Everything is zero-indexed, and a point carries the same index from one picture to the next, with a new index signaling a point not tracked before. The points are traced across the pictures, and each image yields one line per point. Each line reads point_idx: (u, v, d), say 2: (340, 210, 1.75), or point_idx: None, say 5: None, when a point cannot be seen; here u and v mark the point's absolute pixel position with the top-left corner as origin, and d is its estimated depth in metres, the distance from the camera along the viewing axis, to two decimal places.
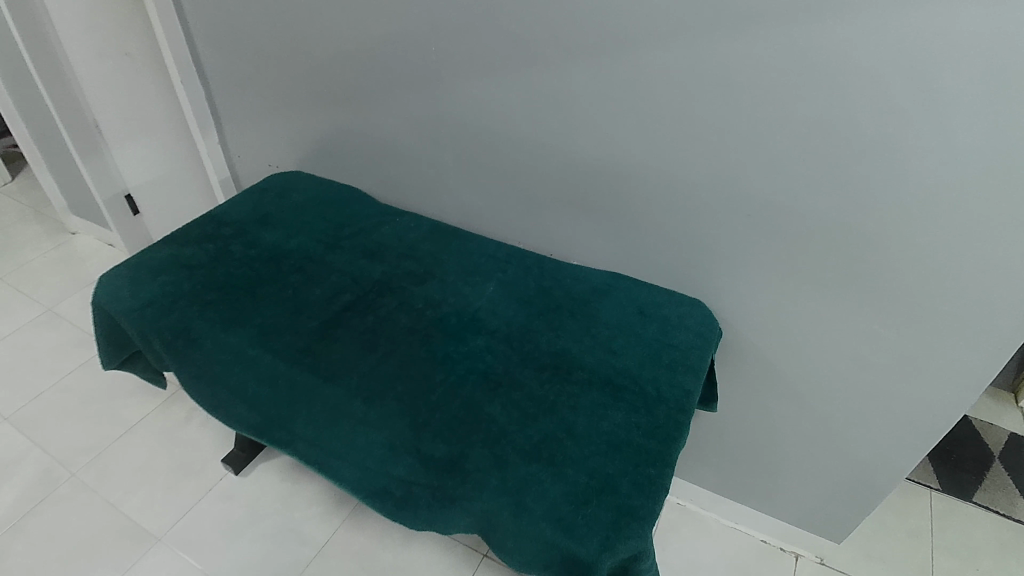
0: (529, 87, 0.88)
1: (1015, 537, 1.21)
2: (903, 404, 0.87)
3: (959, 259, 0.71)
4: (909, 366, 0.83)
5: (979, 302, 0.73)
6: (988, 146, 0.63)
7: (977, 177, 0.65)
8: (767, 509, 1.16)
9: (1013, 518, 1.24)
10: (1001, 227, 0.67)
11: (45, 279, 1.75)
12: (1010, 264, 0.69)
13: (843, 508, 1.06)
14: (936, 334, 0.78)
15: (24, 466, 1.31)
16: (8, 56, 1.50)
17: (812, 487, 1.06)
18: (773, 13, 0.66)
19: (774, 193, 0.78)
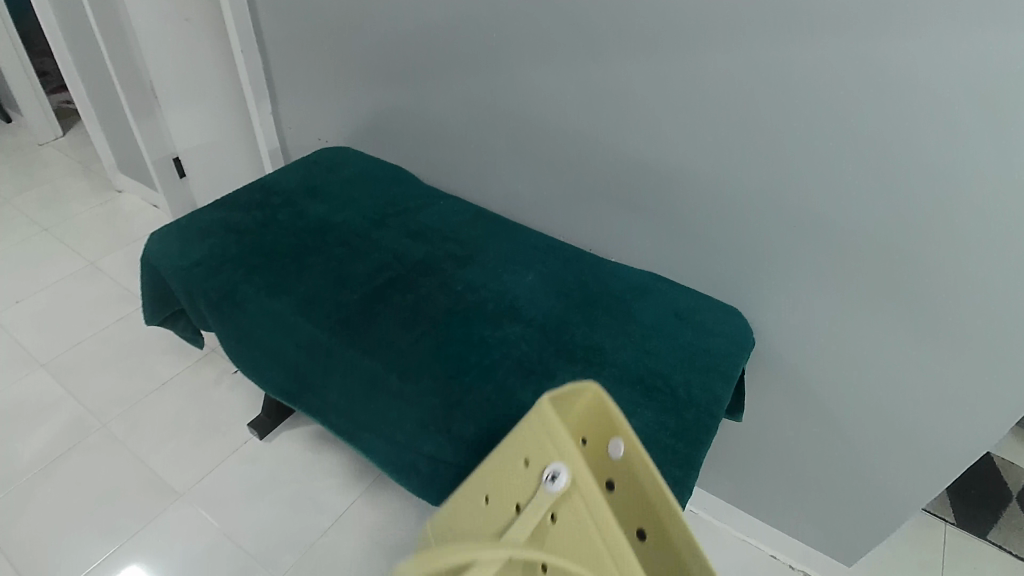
0: (585, 80, 0.89)
1: None
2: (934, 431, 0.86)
3: (1009, 290, 0.70)
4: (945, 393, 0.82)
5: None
6: None
7: None
8: (782, 525, 1.16)
9: None
10: None
11: (89, 233, 1.80)
12: None
13: (860, 532, 1.05)
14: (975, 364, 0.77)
15: (58, 413, 1.35)
16: (73, 11, 1.53)
17: (831, 507, 1.06)
18: (841, 23, 0.66)
19: (824, 206, 0.77)
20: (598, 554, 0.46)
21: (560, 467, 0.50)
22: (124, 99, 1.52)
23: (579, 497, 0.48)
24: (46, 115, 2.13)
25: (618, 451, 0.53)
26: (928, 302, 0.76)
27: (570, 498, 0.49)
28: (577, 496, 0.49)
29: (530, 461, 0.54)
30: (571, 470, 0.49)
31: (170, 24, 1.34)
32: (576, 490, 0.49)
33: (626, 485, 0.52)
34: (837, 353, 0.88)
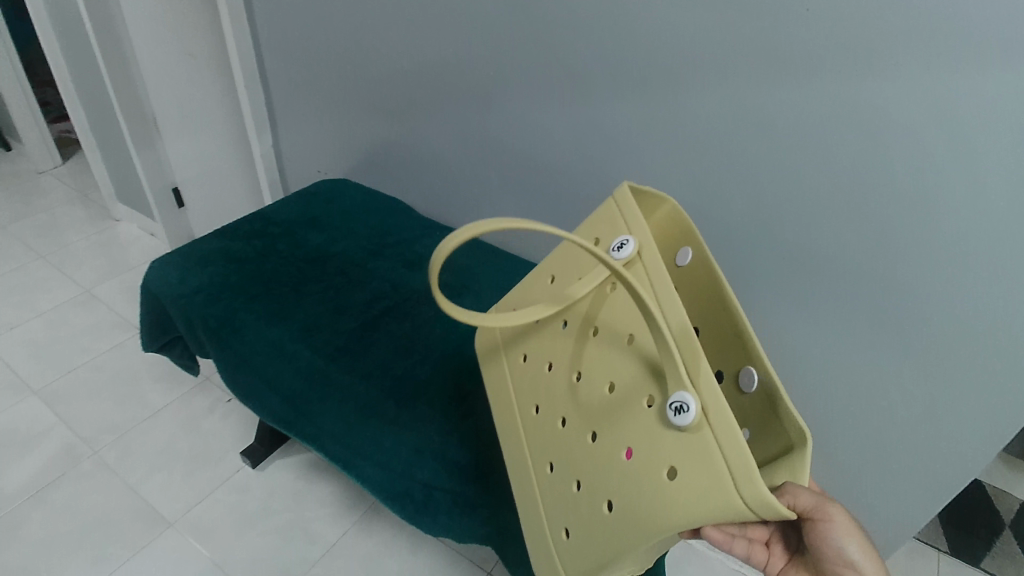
0: (579, 116, 0.92)
1: None
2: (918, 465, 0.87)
3: (979, 326, 0.72)
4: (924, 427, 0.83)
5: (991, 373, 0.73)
6: (1012, 217, 0.64)
7: (1000, 245, 0.66)
8: None
9: None
10: (1014, 299, 0.68)
11: (85, 261, 1.81)
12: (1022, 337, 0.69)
13: None
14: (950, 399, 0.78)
15: (50, 440, 1.35)
16: (78, 43, 1.57)
17: None
18: (822, 63, 0.69)
19: (809, 240, 0.80)
20: (653, 300, 0.52)
21: (628, 239, 0.58)
22: (126, 131, 1.55)
23: (640, 262, 0.56)
24: (47, 144, 2.15)
25: (689, 257, 0.59)
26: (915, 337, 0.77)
27: (632, 266, 0.57)
28: (639, 262, 0.56)
29: (603, 243, 0.62)
30: (639, 241, 0.57)
31: (175, 58, 1.38)
32: (640, 258, 0.56)
33: (691, 284, 0.59)
34: (821, 384, 0.90)
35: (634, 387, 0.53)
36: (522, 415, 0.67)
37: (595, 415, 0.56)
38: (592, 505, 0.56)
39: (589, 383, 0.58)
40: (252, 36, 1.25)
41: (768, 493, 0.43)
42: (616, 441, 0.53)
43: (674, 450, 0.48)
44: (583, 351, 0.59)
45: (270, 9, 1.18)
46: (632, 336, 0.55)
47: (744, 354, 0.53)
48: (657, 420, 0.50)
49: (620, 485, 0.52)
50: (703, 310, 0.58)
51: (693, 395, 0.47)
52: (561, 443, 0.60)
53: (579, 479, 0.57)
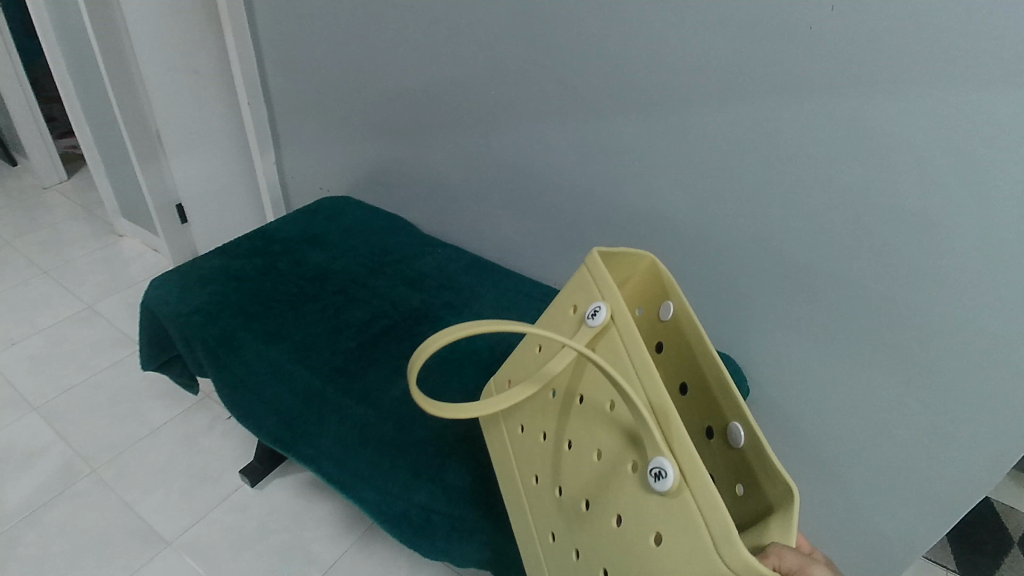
0: (579, 134, 0.92)
1: None
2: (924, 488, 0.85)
3: (987, 344, 0.70)
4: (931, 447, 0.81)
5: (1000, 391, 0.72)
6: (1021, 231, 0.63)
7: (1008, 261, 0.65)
8: None
9: None
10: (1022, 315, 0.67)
11: (88, 277, 1.81)
12: None
13: None
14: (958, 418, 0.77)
15: (48, 458, 1.34)
16: (83, 61, 1.58)
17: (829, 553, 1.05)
18: (825, 83, 0.69)
19: (813, 260, 0.79)
20: (628, 367, 0.52)
21: (600, 304, 0.58)
22: (130, 148, 1.55)
23: (615, 327, 0.56)
24: (52, 159, 2.16)
25: (668, 313, 0.58)
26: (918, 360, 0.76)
27: (607, 331, 0.57)
28: (614, 326, 0.56)
29: (580, 309, 0.62)
30: (611, 306, 0.57)
31: (179, 76, 1.38)
32: (614, 322, 0.56)
33: (672, 343, 0.58)
34: (824, 404, 0.88)
35: (617, 455, 0.53)
36: (523, 481, 0.66)
37: (586, 482, 0.56)
38: (591, 575, 0.55)
39: (578, 450, 0.57)
40: (256, 54, 1.26)
41: (753, 558, 0.42)
42: (608, 512, 0.53)
43: (660, 517, 0.48)
44: (571, 416, 0.59)
45: (273, 27, 1.19)
46: (610, 399, 0.54)
47: (729, 413, 0.53)
48: (640, 487, 0.50)
49: (615, 557, 0.52)
50: (686, 368, 0.57)
51: (671, 461, 0.47)
52: (557, 511, 0.59)
53: (578, 549, 0.57)
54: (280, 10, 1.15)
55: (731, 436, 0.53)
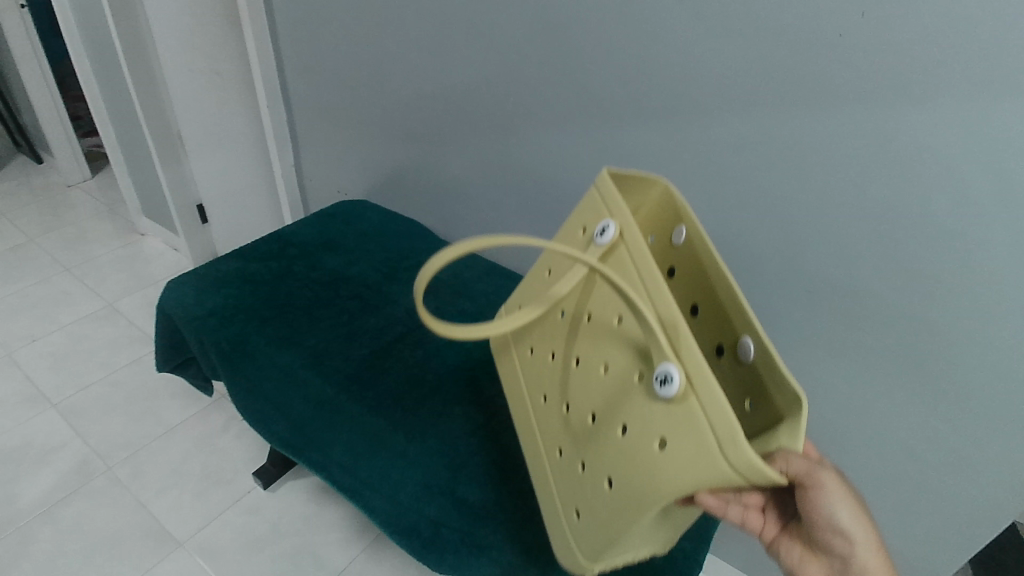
0: (598, 142, 0.90)
1: None
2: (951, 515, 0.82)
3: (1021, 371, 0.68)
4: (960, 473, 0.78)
5: None
6: None
7: None
8: None
9: None
10: None
11: (109, 275, 1.83)
12: None
13: None
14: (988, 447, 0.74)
15: (64, 455, 1.34)
16: (108, 61, 1.59)
17: None
18: (854, 93, 0.66)
19: (840, 277, 0.76)
20: (634, 277, 0.50)
21: (609, 223, 0.56)
22: (152, 148, 1.56)
23: (623, 244, 0.54)
24: (77, 158, 2.19)
25: (680, 238, 0.55)
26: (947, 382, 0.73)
27: (615, 250, 0.54)
28: (622, 245, 0.54)
29: (591, 230, 0.60)
30: (619, 224, 0.55)
31: (200, 77, 1.39)
32: (622, 241, 0.54)
33: (683, 264, 0.55)
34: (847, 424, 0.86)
35: (623, 367, 0.51)
36: (536, 404, 0.65)
37: (594, 395, 0.55)
38: (597, 483, 0.54)
39: (586, 366, 0.56)
40: (276, 57, 1.26)
41: (755, 455, 0.41)
42: (613, 422, 0.52)
43: (662, 421, 0.46)
44: (580, 333, 0.58)
45: (294, 30, 1.19)
46: (617, 313, 0.53)
47: (738, 331, 0.49)
48: (645, 393, 0.48)
49: (621, 464, 0.50)
50: (694, 290, 0.54)
51: (676, 365, 0.44)
52: (566, 428, 0.59)
53: (585, 465, 0.56)
54: (300, 13, 1.15)
55: (740, 355, 0.50)
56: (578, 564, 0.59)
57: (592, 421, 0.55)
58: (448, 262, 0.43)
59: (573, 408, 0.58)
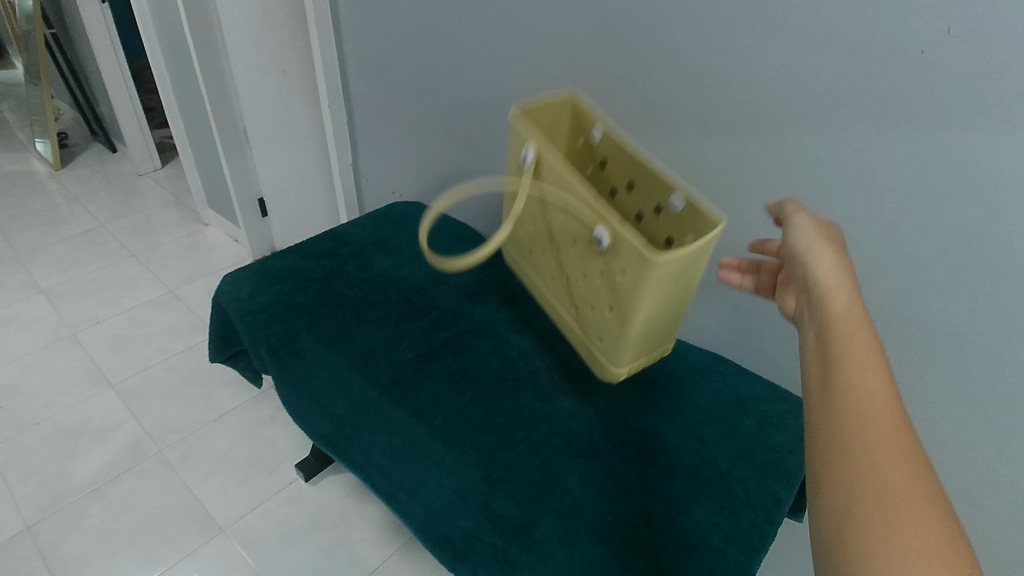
0: (657, 154, 0.88)
1: None
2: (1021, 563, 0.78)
3: None
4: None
5: None
6: None
7: None
8: None
9: None
10: None
11: (171, 262, 1.89)
12: None
13: None
14: None
15: (119, 435, 1.39)
16: (180, 56, 1.64)
17: None
18: (941, 115, 0.62)
19: (914, 307, 0.73)
20: (557, 181, 0.74)
21: (527, 151, 0.79)
22: (218, 141, 1.60)
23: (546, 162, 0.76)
24: (148, 148, 2.28)
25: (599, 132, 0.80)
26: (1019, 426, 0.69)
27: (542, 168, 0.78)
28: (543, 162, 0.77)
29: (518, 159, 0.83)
30: (533, 150, 0.78)
31: (266, 74, 1.41)
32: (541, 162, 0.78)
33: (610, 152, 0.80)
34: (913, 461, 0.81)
35: (577, 233, 0.76)
36: (553, 288, 0.87)
37: (594, 266, 0.74)
38: (623, 310, 0.72)
39: (563, 242, 0.79)
40: (340, 56, 1.27)
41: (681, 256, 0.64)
42: (614, 270, 0.71)
43: (612, 256, 0.70)
44: (570, 230, 0.76)
45: (357, 30, 1.20)
46: (585, 202, 0.70)
47: (657, 179, 0.73)
48: (592, 245, 0.73)
49: (627, 295, 0.70)
50: (623, 168, 0.78)
51: (605, 226, 0.69)
52: (580, 286, 0.79)
53: (606, 306, 0.75)
54: (363, 15, 1.16)
55: (666, 197, 0.73)
56: (622, 376, 0.83)
57: (601, 278, 0.74)
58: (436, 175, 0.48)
59: (581, 280, 0.78)
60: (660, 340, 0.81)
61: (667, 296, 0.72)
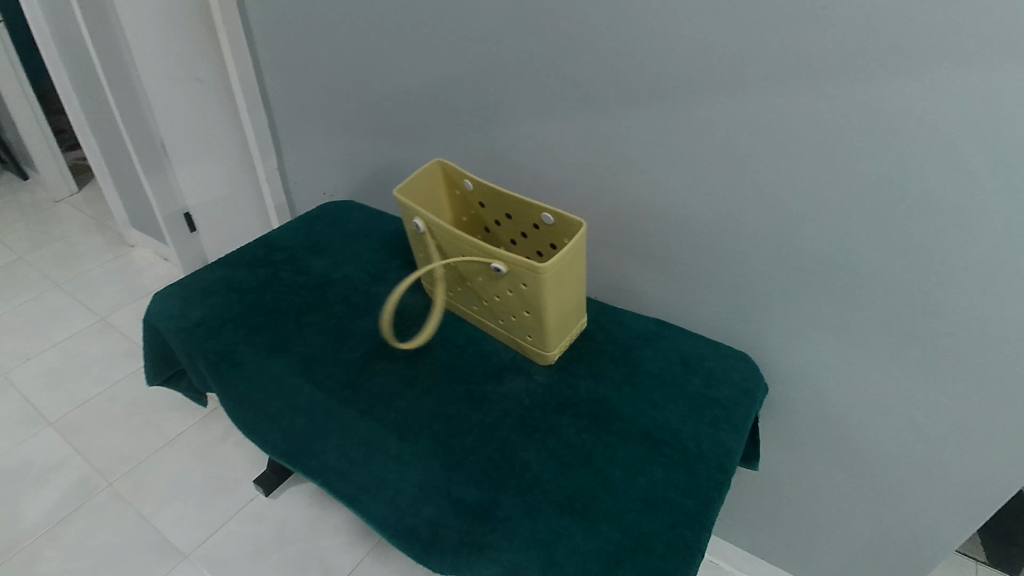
0: (581, 130, 0.89)
1: None
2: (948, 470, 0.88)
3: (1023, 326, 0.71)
4: (962, 432, 0.83)
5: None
6: None
7: None
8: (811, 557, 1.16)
9: None
10: None
11: (100, 289, 1.82)
12: None
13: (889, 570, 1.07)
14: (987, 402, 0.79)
15: (64, 473, 1.33)
16: (86, 73, 1.58)
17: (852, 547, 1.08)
18: (843, 68, 0.67)
19: (833, 252, 0.79)
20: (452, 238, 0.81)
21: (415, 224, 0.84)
22: (135, 159, 1.55)
23: (435, 226, 0.83)
24: (62, 173, 2.18)
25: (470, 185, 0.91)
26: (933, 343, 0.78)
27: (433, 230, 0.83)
28: (434, 228, 0.83)
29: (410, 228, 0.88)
30: (421, 222, 0.83)
31: (180, 84, 1.37)
32: (432, 226, 0.83)
33: (484, 196, 0.90)
34: (846, 389, 0.90)
35: (477, 271, 0.82)
36: (469, 309, 0.92)
37: (499, 284, 0.81)
38: (535, 316, 0.80)
39: (470, 281, 0.86)
40: (255, 60, 1.24)
41: (566, 257, 0.75)
42: (518, 285, 0.78)
43: (512, 279, 0.78)
44: (466, 264, 0.83)
45: (269, 32, 1.17)
46: (472, 243, 0.78)
47: (525, 205, 0.85)
48: (493, 274, 0.80)
49: (535, 301, 0.78)
50: (497, 203, 0.90)
51: (496, 262, 0.77)
52: (497, 314, 0.87)
53: (522, 310, 0.82)
54: (274, 15, 1.13)
55: (536, 215, 0.85)
56: (557, 356, 0.88)
57: (510, 292, 0.81)
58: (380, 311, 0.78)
59: (493, 298, 0.84)
60: (576, 318, 0.89)
61: (568, 286, 0.80)
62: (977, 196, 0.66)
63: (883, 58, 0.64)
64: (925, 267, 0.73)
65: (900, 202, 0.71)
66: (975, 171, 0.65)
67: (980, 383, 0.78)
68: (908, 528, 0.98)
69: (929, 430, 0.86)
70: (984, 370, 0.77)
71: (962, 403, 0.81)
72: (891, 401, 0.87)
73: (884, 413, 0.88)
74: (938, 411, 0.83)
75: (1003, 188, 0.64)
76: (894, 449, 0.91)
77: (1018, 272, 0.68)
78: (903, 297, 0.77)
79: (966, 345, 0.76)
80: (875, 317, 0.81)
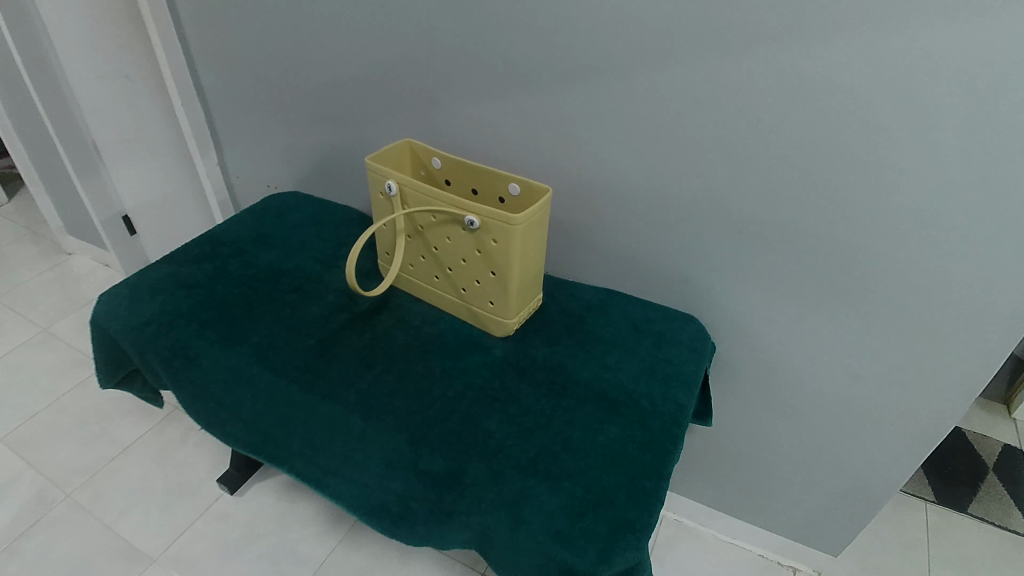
0: (521, 109, 0.91)
1: (999, 542, 1.35)
2: (885, 414, 0.94)
3: (946, 270, 0.77)
4: (896, 374, 0.89)
5: (967, 311, 0.79)
6: (971, 160, 0.68)
7: (958, 186, 0.70)
8: (768, 509, 1.22)
9: (997, 525, 1.39)
10: (985, 237, 0.72)
11: (39, 300, 1.77)
12: (989, 267, 0.74)
13: (842, 514, 1.13)
14: (916, 343, 0.85)
15: (17, 487, 1.30)
16: (9, 75, 1.52)
17: (805, 496, 1.14)
18: (763, 35, 0.70)
19: (768, 211, 0.83)
20: (426, 194, 0.82)
21: (388, 183, 0.85)
22: (68, 163, 1.50)
23: (408, 186, 0.84)
24: None
25: (437, 162, 0.93)
26: (869, 288, 0.83)
27: (405, 191, 0.85)
28: (406, 186, 0.84)
29: (378, 192, 0.88)
30: (394, 181, 0.84)
31: (109, 82, 1.33)
32: (404, 186, 0.84)
33: (452, 172, 0.93)
34: (789, 342, 0.95)
35: (448, 232, 0.84)
36: (429, 282, 0.94)
37: (467, 243, 0.83)
38: (501, 277, 0.83)
39: (438, 249, 0.88)
40: (187, 54, 1.22)
41: (538, 211, 0.78)
42: (488, 244, 0.81)
43: (484, 236, 0.80)
44: (436, 222, 0.84)
45: (202, 26, 1.15)
46: (446, 195, 0.80)
47: (492, 176, 0.88)
48: (465, 232, 0.82)
49: (502, 258, 0.81)
50: (463, 178, 0.92)
51: (472, 214, 0.79)
52: (458, 282, 0.89)
53: (487, 274, 0.84)
54: (206, 8, 1.11)
55: (502, 187, 0.88)
56: (513, 328, 0.91)
57: (477, 253, 0.83)
58: (353, 259, 0.80)
59: (458, 262, 0.86)
60: (534, 292, 0.91)
61: (533, 249, 0.83)
62: (896, 149, 0.71)
63: (805, 23, 0.68)
64: (853, 219, 0.78)
65: (826, 158, 0.75)
66: (893, 126, 0.70)
67: (910, 327, 0.84)
68: (852, 471, 1.05)
69: (866, 375, 0.92)
70: (911, 314, 0.82)
71: (893, 346, 0.87)
72: (831, 350, 0.92)
73: (824, 361, 0.94)
74: (874, 357, 0.89)
75: (919, 141, 0.69)
76: (836, 396, 0.97)
77: (935, 219, 0.73)
78: (834, 249, 0.81)
79: (892, 292, 0.82)
80: (809, 269, 0.85)
